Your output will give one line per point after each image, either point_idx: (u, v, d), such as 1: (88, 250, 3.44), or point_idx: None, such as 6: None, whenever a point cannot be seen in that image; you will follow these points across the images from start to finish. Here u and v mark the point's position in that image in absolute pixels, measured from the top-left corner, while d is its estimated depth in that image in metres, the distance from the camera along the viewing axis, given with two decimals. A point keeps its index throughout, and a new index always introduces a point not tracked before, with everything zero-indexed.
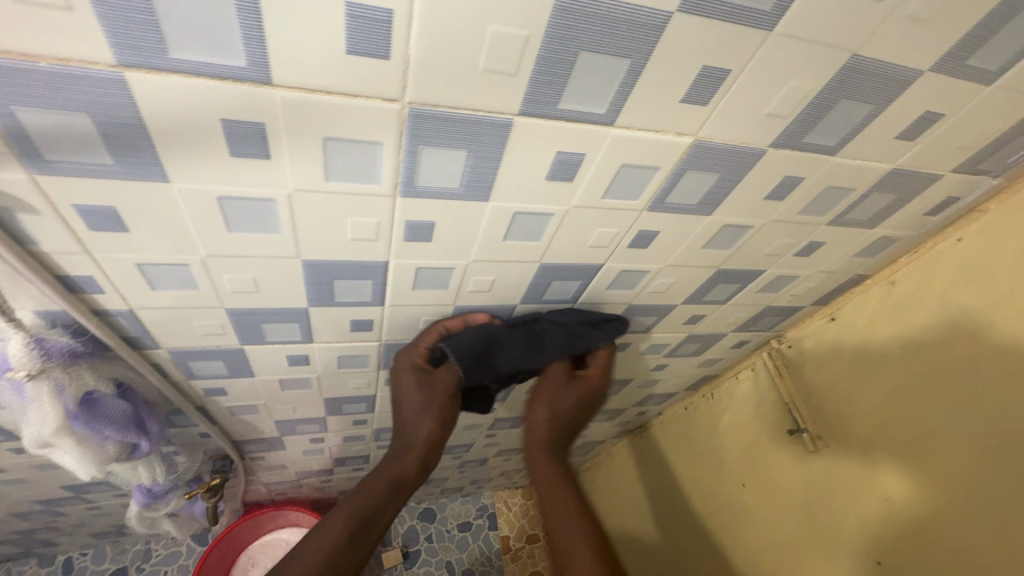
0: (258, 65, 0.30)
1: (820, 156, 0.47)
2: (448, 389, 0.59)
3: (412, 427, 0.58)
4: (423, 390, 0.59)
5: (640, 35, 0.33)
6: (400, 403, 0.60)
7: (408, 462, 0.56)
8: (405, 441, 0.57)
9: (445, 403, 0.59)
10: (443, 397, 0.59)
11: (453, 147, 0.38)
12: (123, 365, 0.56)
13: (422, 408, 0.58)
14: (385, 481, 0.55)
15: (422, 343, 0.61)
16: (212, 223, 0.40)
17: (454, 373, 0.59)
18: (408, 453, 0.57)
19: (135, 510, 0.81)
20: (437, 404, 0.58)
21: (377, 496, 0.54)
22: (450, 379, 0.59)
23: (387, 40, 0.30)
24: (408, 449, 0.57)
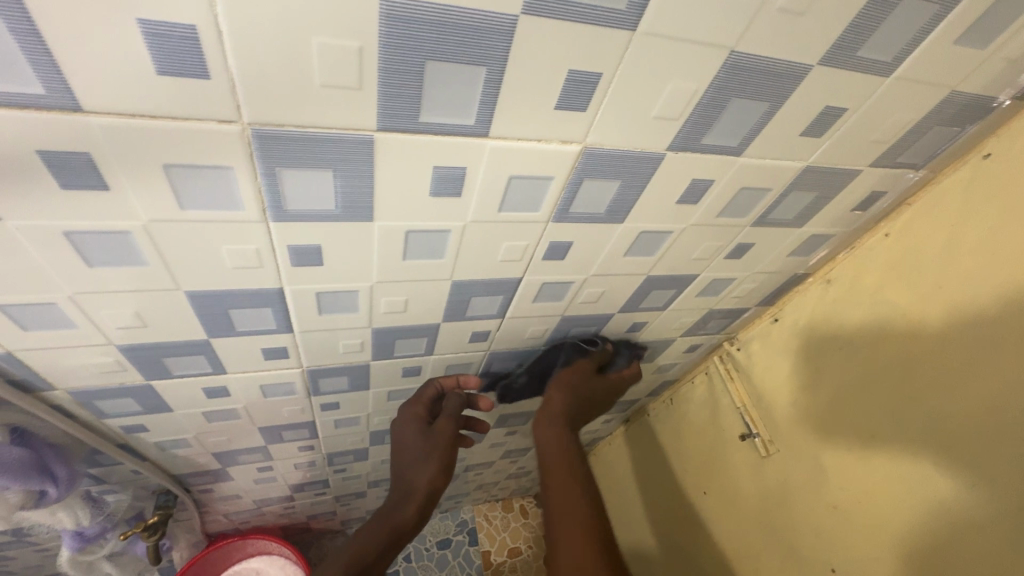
0: (61, 92, 0.27)
1: (725, 158, 0.45)
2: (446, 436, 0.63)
3: (414, 479, 0.61)
4: (424, 438, 0.64)
5: (489, 41, 0.31)
6: (404, 456, 0.64)
7: (406, 514, 0.60)
8: (407, 490, 0.61)
9: (444, 454, 0.63)
10: (442, 448, 0.63)
11: (315, 167, 0.35)
12: (16, 411, 0.53)
13: (425, 458, 0.62)
14: (381, 533, 0.58)
15: (424, 397, 0.68)
16: (68, 260, 0.38)
17: (450, 426, 0.64)
18: (408, 504, 0.60)
19: (67, 555, 0.78)
20: (437, 455, 0.62)
21: (377, 544, 0.58)
22: (447, 433, 0.64)
23: (201, 58, 0.27)
24: (409, 500, 0.60)
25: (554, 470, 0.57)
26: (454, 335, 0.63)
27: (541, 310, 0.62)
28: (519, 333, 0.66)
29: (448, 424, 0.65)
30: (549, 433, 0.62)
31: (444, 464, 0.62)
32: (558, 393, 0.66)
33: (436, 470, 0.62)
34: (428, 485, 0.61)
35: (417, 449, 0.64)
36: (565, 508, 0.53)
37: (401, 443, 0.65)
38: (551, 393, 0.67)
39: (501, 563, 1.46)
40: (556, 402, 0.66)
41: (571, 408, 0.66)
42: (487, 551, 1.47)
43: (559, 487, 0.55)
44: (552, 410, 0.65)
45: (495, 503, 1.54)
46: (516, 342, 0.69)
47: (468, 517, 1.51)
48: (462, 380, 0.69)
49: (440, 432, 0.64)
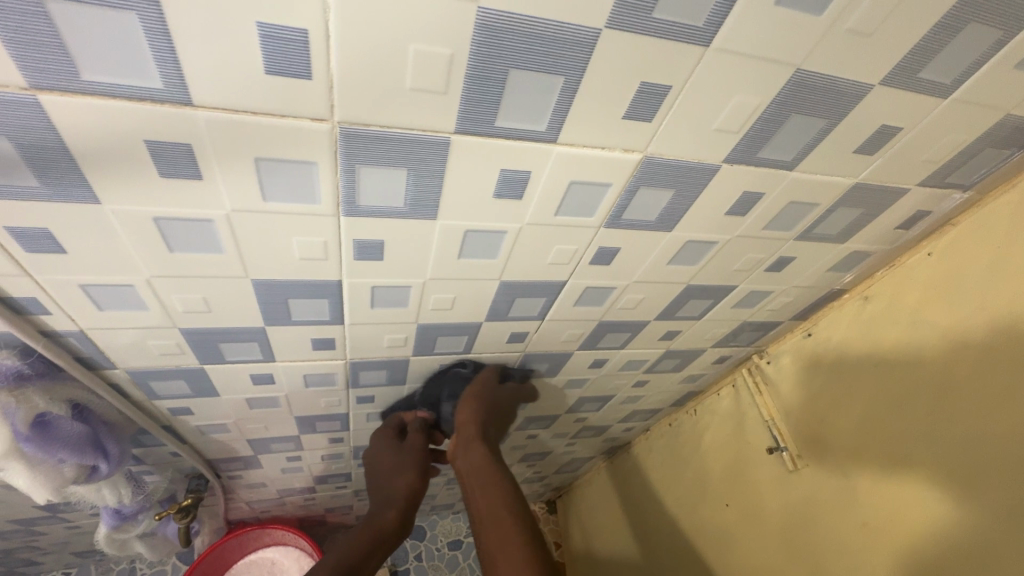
0: (176, 86, 0.29)
1: (778, 171, 0.46)
2: (417, 446, 0.71)
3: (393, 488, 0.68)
4: (397, 452, 0.71)
5: (570, 53, 0.32)
6: (379, 471, 0.72)
7: (387, 515, 0.65)
8: (388, 496, 0.67)
9: (418, 460, 0.70)
10: (415, 456, 0.70)
11: (391, 165, 0.37)
12: (78, 387, 0.55)
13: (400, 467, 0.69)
14: (365, 538, 0.62)
15: (389, 426, 0.75)
16: (152, 245, 0.40)
17: (419, 438, 0.72)
18: (389, 509, 0.66)
19: (104, 532, 0.81)
20: (412, 462, 0.70)
21: (359, 549, 0.61)
22: (417, 445, 0.71)
23: (307, 60, 0.29)
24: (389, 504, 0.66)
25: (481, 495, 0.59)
26: (492, 335, 0.65)
27: (580, 313, 0.63)
28: (555, 336, 0.68)
29: (418, 438, 0.72)
30: (469, 458, 0.63)
31: (418, 470, 0.69)
32: (468, 406, 0.66)
33: (412, 474, 0.69)
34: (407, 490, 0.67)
35: (391, 463, 0.71)
36: (498, 521, 0.55)
37: (374, 463, 0.73)
38: (462, 414, 0.66)
39: None
40: (466, 417, 0.65)
41: (483, 419, 0.66)
42: None
43: (492, 514, 0.56)
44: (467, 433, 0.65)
45: None
46: (551, 345, 0.70)
47: None
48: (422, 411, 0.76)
49: (412, 444, 0.72)
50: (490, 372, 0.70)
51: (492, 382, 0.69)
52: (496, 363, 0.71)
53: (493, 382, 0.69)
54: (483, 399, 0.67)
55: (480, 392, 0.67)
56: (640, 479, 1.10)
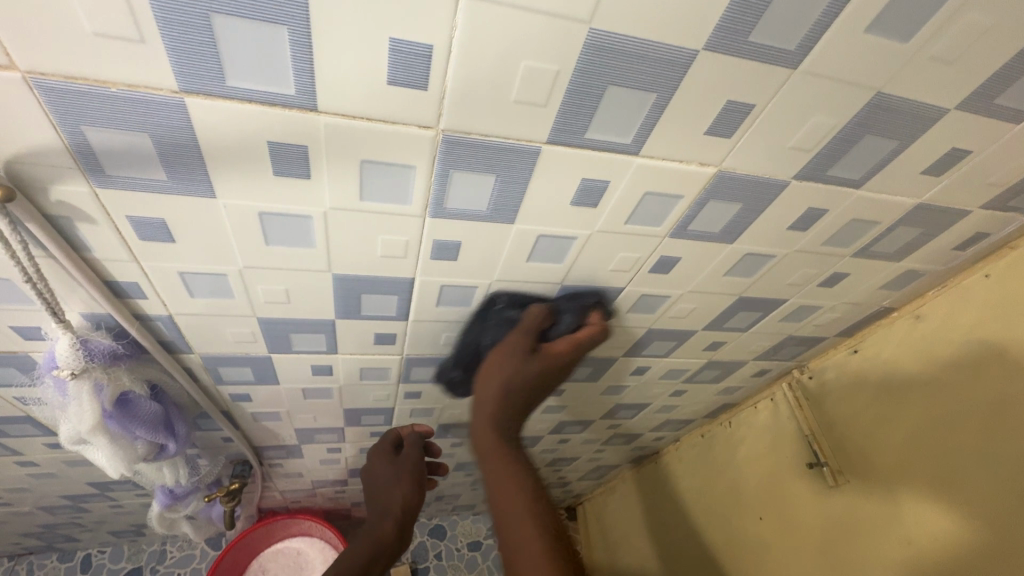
0: (306, 93, 0.32)
1: (844, 189, 0.47)
2: (411, 462, 0.73)
3: (388, 501, 0.70)
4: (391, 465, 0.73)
5: (666, 71, 0.34)
6: (376, 482, 0.74)
7: (385, 527, 0.68)
8: (383, 509, 0.70)
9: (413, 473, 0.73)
10: (409, 468, 0.73)
11: (481, 171, 0.39)
12: (156, 368, 0.59)
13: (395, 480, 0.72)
14: (363, 553, 0.66)
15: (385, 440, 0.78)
16: (252, 237, 0.43)
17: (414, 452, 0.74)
18: (385, 520, 0.69)
19: (156, 510, 0.84)
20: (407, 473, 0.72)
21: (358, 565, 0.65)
22: (412, 458, 0.74)
23: (426, 72, 0.32)
24: (385, 516, 0.69)
25: (496, 478, 0.50)
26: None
27: (632, 320, 0.65)
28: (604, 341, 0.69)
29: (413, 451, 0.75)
30: (484, 445, 0.51)
31: (413, 486, 0.71)
32: (485, 393, 0.52)
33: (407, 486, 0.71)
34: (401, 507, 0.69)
35: (385, 474, 0.73)
36: (520, 539, 0.46)
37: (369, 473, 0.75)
38: (482, 390, 0.52)
39: None
40: (483, 396, 0.52)
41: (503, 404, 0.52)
42: None
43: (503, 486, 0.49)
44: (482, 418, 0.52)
45: None
46: (599, 350, 0.71)
47: None
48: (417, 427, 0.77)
49: (406, 458, 0.74)
50: (512, 356, 0.52)
51: (522, 352, 0.52)
52: (531, 327, 0.53)
53: (523, 356, 0.52)
54: (506, 381, 0.51)
55: (498, 374, 0.52)
56: (666, 490, 1.11)
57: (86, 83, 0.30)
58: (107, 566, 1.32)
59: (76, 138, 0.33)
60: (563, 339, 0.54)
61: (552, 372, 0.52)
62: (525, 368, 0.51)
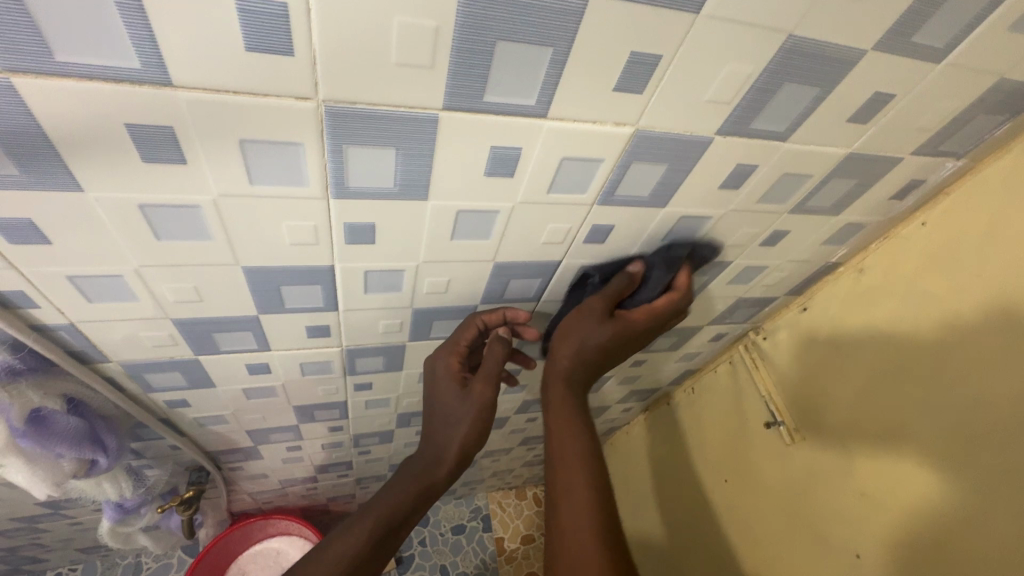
0: (154, 66, 0.29)
1: (771, 143, 0.46)
2: (484, 401, 0.57)
3: (444, 443, 0.58)
4: (460, 399, 0.58)
5: (558, 22, 0.32)
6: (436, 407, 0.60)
7: (439, 477, 0.58)
8: (440, 452, 0.58)
9: (483, 412, 0.57)
10: (477, 412, 0.57)
11: (378, 145, 0.37)
12: (73, 381, 0.55)
13: (461, 420, 0.57)
14: (410, 492, 0.58)
15: (462, 342, 0.59)
16: (138, 232, 0.39)
17: (490, 385, 0.57)
18: (438, 467, 0.58)
19: (106, 525, 0.82)
20: (476, 414, 0.57)
21: (404, 504, 0.57)
22: (484, 394, 0.57)
23: (288, 35, 0.29)
24: (439, 464, 0.58)
25: (562, 447, 0.54)
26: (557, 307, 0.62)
27: None
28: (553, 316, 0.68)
29: (486, 386, 0.57)
30: (554, 413, 0.56)
31: (477, 429, 0.57)
32: (565, 352, 0.56)
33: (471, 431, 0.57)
34: (459, 448, 0.58)
35: (453, 407, 0.58)
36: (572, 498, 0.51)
37: (433, 395, 0.60)
38: (557, 348, 0.58)
39: (515, 550, 1.48)
40: (563, 356, 0.57)
41: (582, 365, 0.57)
42: (501, 538, 1.49)
43: (563, 455, 0.54)
44: (557, 371, 0.57)
45: (509, 491, 1.57)
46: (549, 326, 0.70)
47: (482, 504, 1.54)
48: (508, 315, 0.60)
49: (478, 391, 0.57)
50: (598, 303, 0.55)
51: (597, 316, 0.55)
52: (611, 290, 0.55)
53: (599, 318, 0.55)
54: (584, 344, 0.56)
55: (578, 334, 0.55)
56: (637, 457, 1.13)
57: None
58: None
59: None
60: (641, 310, 0.57)
61: (626, 335, 0.56)
62: (601, 330, 0.55)
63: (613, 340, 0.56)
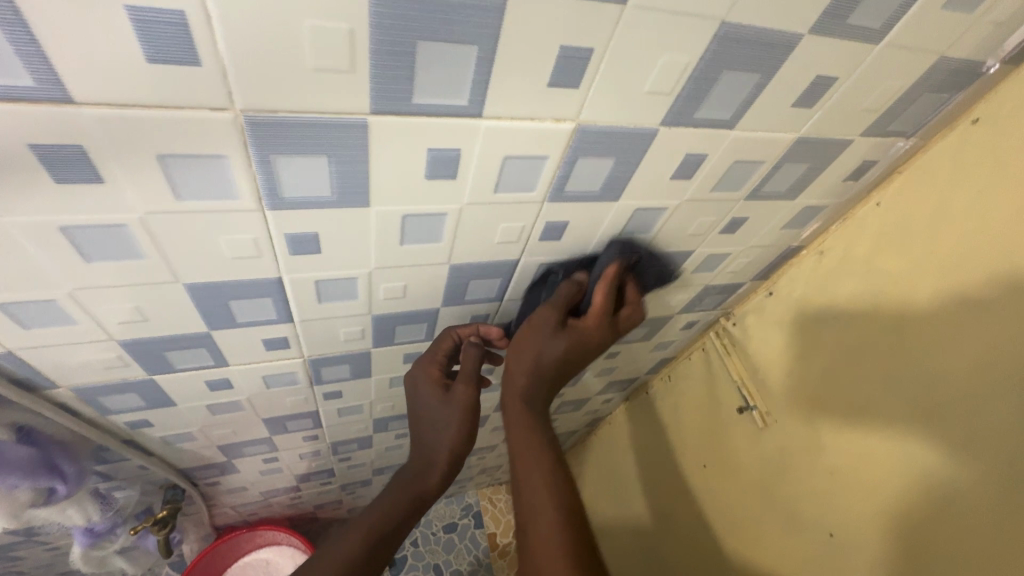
0: (50, 84, 0.27)
1: (719, 131, 0.45)
2: (466, 403, 0.56)
3: (433, 449, 0.57)
4: (441, 402, 0.57)
5: (479, 18, 0.31)
6: (419, 417, 0.59)
7: (430, 485, 0.57)
8: (429, 459, 0.57)
9: (467, 416, 0.56)
10: (462, 415, 0.56)
11: (309, 153, 0.35)
12: (21, 410, 0.53)
13: (445, 426, 0.56)
14: (403, 502, 0.56)
15: (439, 353, 0.60)
16: (65, 255, 0.38)
17: (470, 387, 0.57)
18: (430, 473, 0.57)
19: (78, 551, 0.80)
20: (459, 418, 0.56)
21: (397, 513, 0.56)
22: (465, 397, 0.57)
23: (190, 44, 0.27)
24: (430, 470, 0.56)
25: (524, 455, 0.52)
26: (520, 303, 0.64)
27: (540, 291, 0.63)
28: (519, 314, 0.67)
29: (467, 387, 0.57)
30: (516, 426, 0.55)
31: (465, 431, 0.56)
32: (519, 367, 0.56)
33: (457, 435, 0.56)
34: (449, 455, 0.56)
35: (435, 413, 0.57)
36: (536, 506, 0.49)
37: (417, 402, 0.60)
38: (512, 361, 0.56)
39: (507, 544, 1.48)
40: (517, 368, 0.56)
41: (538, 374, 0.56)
42: (493, 533, 1.49)
43: (527, 463, 0.52)
44: (514, 388, 0.56)
45: (499, 486, 1.57)
46: (516, 323, 0.69)
47: (472, 501, 1.54)
48: (481, 329, 0.63)
49: (459, 395, 0.57)
50: (547, 312, 0.55)
51: (551, 327, 0.55)
52: (562, 301, 0.55)
53: (551, 330, 0.55)
54: (542, 355, 0.56)
55: (533, 348, 0.55)
56: (621, 448, 1.13)
57: None
58: None
59: None
60: (591, 316, 0.56)
61: (580, 343, 0.56)
62: (555, 341, 0.55)
63: (569, 350, 0.56)
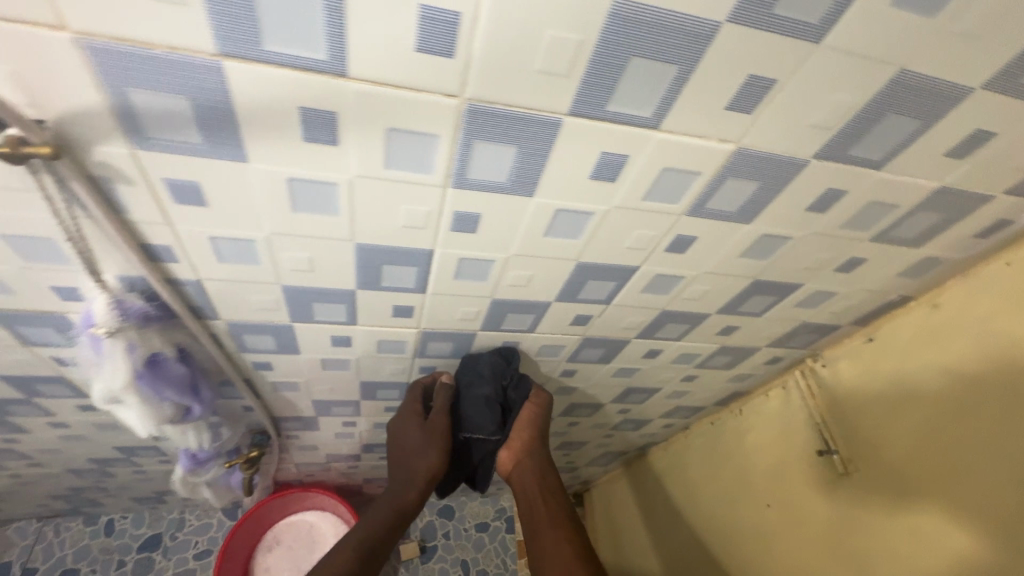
0: (336, 58, 0.33)
1: (865, 170, 0.47)
2: (441, 428, 0.70)
3: (414, 469, 0.69)
4: (422, 431, 0.71)
5: (688, 42, 0.35)
6: (403, 443, 0.72)
7: (410, 497, 0.68)
8: (410, 476, 0.69)
9: (443, 438, 0.70)
10: (438, 438, 0.70)
11: (503, 142, 0.40)
12: (186, 333, 0.61)
13: (424, 448, 0.70)
14: (388, 516, 0.66)
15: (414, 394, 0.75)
16: (280, 202, 0.44)
17: (443, 416, 0.71)
18: (410, 488, 0.68)
19: (179, 473, 0.88)
20: (437, 442, 0.70)
21: (383, 528, 0.65)
22: (441, 423, 0.71)
23: (453, 40, 0.33)
24: (411, 485, 0.68)
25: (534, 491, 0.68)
26: (628, 307, 0.67)
27: (646, 300, 0.66)
28: (616, 322, 0.71)
29: (442, 416, 0.71)
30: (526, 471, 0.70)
31: (441, 451, 0.69)
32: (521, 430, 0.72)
33: (435, 455, 0.69)
34: (427, 472, 0.68)
35: (416, 439, 0.71)
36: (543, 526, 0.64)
37: (398, 434, 0.74)
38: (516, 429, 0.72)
39: None
40: (518, 436, 0.72)
41: (533, 436, 0.73)
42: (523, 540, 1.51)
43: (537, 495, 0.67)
44: (521, 442, 0.72)
45: None
46: (611, 330, 0.73)
47: (508, 504, 1.56)
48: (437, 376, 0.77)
49: (434, 424, 0.71)
50: (542, 401, 0.74)
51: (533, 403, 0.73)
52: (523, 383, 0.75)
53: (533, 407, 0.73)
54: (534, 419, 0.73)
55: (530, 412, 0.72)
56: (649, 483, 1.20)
57: (131, 46, 0.32)
58: (128, 531, 1.31)
59: (120, 101, 0.35)
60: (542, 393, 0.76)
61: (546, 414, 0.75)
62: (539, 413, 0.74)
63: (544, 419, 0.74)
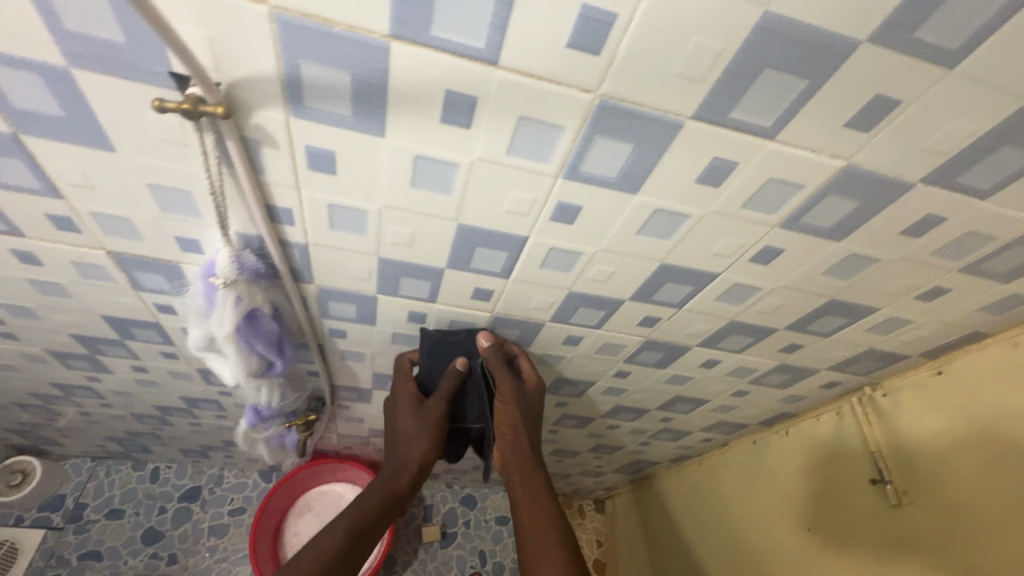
0: (493, 48, 0.36)
1: (968, 199, 0.48)
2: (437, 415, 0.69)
3: (404, 453, 0.68)
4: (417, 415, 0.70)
5: (825, 58, 0.36)
6: (396, 425, 0.71)
7: (400, 481, 0.67)
8: (400, 460, 0.68)
9: (437, 425, 0.70)
10: (432, 424, 0.69)
11: (623, 139, 0.43)
12: (282, 293, 0.65)
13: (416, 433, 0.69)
14: (376, 500, 0.66)
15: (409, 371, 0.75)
16: (401, 177, 0.48)
17: (441, 402, 0.70)
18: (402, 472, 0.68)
19: (242, 428, 0.93)
20: (430, 429, 0.69)
21: (373, 513, 0.66)
22: (437, 409, 0.70)
23: (604, 40, 0.35)
24: (402, 468, 0.67)
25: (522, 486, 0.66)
26: (699, 314, 0.68)
27: (718, 308, 0.67)
28: (682, 327, 0.72)
29: (438, 403, 0.70)
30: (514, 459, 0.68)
31: (435, 437, 0.69)
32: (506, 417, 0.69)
33: (427, 441, 0.69)
34: (420, 457, 0.68)
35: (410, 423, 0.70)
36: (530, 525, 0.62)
37: (395, 416, 0.72)
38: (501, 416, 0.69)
39: None
40: (507, 423, 0.69)
41: (520, 422, 0.69)
42: None
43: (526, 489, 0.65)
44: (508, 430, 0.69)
45: None
46: (675, 335, 0.74)
47: None
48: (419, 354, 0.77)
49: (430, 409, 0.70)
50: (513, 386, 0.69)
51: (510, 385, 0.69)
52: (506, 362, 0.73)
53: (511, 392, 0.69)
54: (517, 403, 0.69)
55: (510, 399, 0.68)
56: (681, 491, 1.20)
57: (316, 22, 0.35)
58: (172, 480, 1.35)
59: (291, 70, 0.38)
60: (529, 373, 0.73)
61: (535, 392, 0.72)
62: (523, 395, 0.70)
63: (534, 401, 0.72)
